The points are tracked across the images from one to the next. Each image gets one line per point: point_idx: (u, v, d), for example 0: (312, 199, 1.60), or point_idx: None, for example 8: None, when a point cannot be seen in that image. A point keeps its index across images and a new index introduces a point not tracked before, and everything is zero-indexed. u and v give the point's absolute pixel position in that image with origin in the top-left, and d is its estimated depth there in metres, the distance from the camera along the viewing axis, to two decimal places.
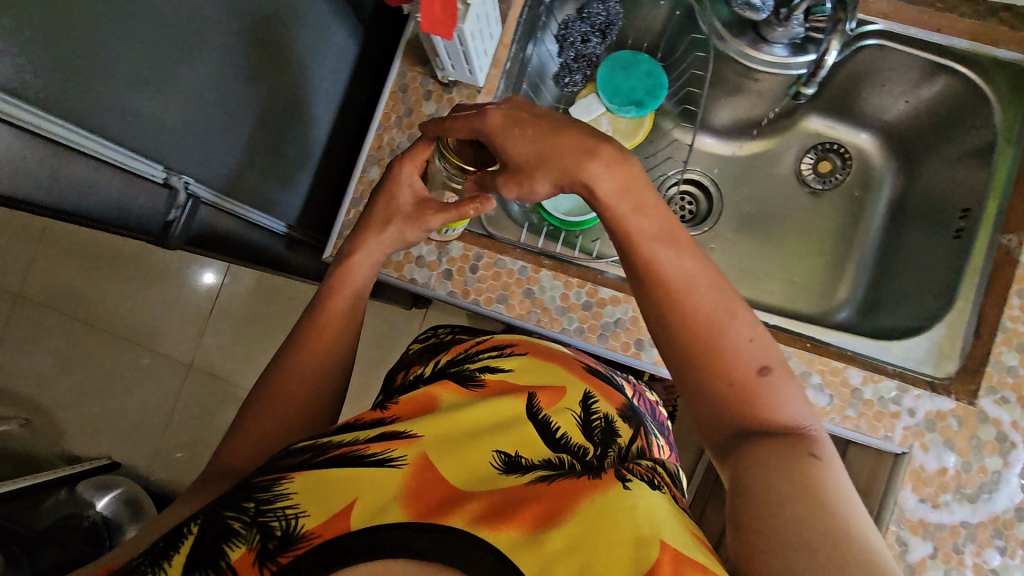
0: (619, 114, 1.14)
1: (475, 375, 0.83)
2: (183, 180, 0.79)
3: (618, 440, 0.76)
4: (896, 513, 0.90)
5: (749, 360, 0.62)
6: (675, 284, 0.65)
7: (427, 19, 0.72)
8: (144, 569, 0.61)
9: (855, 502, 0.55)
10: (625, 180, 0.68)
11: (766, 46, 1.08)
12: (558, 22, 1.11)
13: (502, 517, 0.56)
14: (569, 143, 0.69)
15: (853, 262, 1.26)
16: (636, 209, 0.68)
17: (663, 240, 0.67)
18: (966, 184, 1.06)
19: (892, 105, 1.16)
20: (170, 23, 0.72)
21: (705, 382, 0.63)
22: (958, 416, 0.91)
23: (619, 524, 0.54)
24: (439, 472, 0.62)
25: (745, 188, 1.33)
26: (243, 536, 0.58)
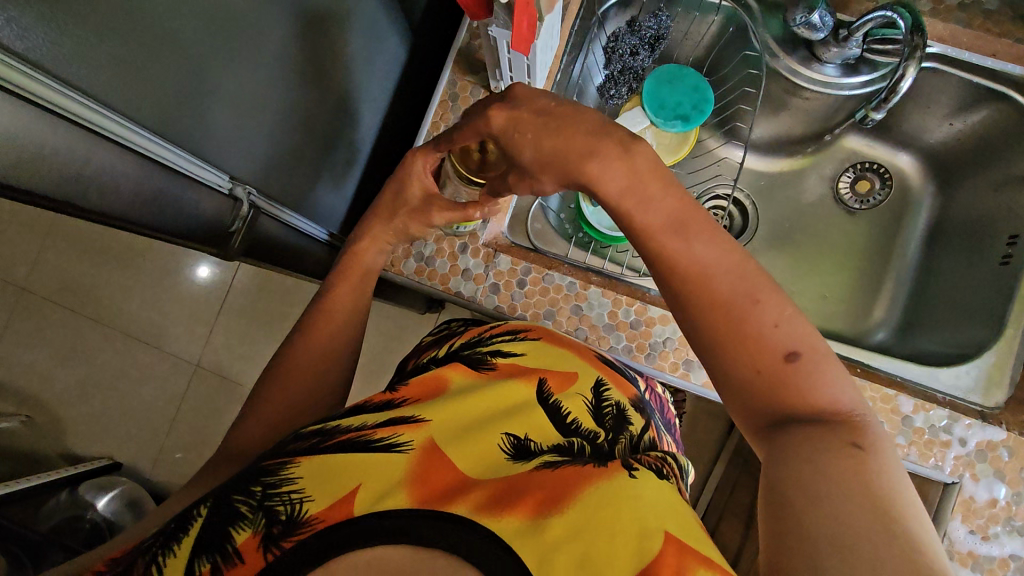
0: (664, 129, 1.11)
1: (487, 358, 0.78)
2: (247, 191, 0.80)
3: (630, 428, 0.72)
4: (945, 544, 0.89)
5: (777, 344, 0.55)
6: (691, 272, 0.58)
7: (517, 36, 0.72)
8: (154, 551, 0.55)
9: (907, 498, 0.47)
10: (630, 173, 0.61)
11: (817, 65, 1.05)
12: (608, 34, 1.10)
13: (504, 505, 0.52)
14: (577, 133, 0.63)
15: (890, 281, 1.20)
16: (646, 201, 0.60)
17: (678, 228, 0.59)
18: (1013, 209, 1.03)
19: (936, 128, 1.12)
20: (238, 25, 0.70)
21: (726, 372, 0.57)
22: (1009, 447, 0.90)
23: (623, 513, 0.51)
24: (443, 461, 0.58)
25: (776, 203, 1.27)
26: (248, 519, 0.53)
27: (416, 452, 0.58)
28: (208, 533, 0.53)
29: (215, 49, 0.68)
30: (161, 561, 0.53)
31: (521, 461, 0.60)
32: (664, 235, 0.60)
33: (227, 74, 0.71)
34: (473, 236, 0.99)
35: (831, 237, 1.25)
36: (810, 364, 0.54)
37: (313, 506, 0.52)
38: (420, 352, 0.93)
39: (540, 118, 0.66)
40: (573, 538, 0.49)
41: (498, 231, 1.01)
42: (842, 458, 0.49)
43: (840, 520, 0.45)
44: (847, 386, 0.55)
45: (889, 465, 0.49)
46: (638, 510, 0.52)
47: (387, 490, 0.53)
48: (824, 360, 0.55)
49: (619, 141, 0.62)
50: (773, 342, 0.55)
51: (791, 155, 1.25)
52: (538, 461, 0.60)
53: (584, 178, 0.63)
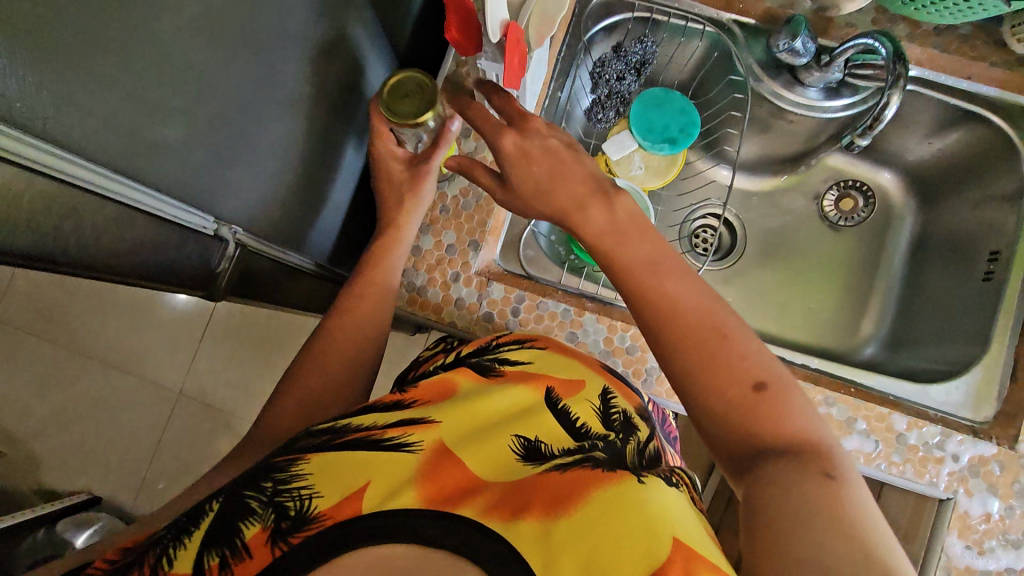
0: (651, 151, 1.13)
1: (494, 366, 0.76)
2: (234, 229, 0.80)
3: (638, 433, 0.71)
4: (942, 560, 0.89)
5: (745, 372, 0.54)
6: (664, 307, 0.57)
7: (507, 71, 0.72)
8: (164, 543, 0.52)
9: (881, 530, 0.46)
10: (614, 220, 0.63)
11: (799, 88, 1.07)
12: (594, 59, 1.10)
13: (516, 510, 0.51)
14: (574, 179, 0.66)
15: (877, 295, 1.23)
16: (624, 242, 0.61)
17: (653, 266, 0.60)
18: (993, 225, 1.06)
19: (916, 147, 1.15)
20: (224, 64, 0.68)
21: (695, 402, 0.55)
22: (1001, 461, 0.91)
23: (631, 517, 0.49)
24: (447, 463, 0.56)
25: (764, 220, 1.29)
26: (257, 515, 0.51)
27: (428, 452, 0.57)
28: (215, 530, 0.51)
29: (202, 86, 0.65)
30: (170, 553, 0.51)
31: (532, 464, 0.58)
32: (635, 274, 0.60)
33: (216, 110, 0.69)
34: (464, 266, 0.97)
35: (817, 252, 1.27)
36: (780, 392, 0.53)
37: (320, 502, 0.50)
38: (420, 364, 0.90)
39: (547, 154, 0.67)
40: (584, 539, 0.48)
41: (490, 259, 1.00)
42: (816, 489, 0.47)
43: (829, 548, 0.43)
44: (815, 416, 0.54)
45: (867, 497, 0.48)
46: (649, 511, 0.50)
47: (392, 488, 0.52)
48: (787, 391, 0.54)
49: (604, 192, 0.64)
50: (744, 369, 0.54)
51: (779, 174, 1.27)
52: (545, 463, 0.59)
53: (567, 225, 0.65)
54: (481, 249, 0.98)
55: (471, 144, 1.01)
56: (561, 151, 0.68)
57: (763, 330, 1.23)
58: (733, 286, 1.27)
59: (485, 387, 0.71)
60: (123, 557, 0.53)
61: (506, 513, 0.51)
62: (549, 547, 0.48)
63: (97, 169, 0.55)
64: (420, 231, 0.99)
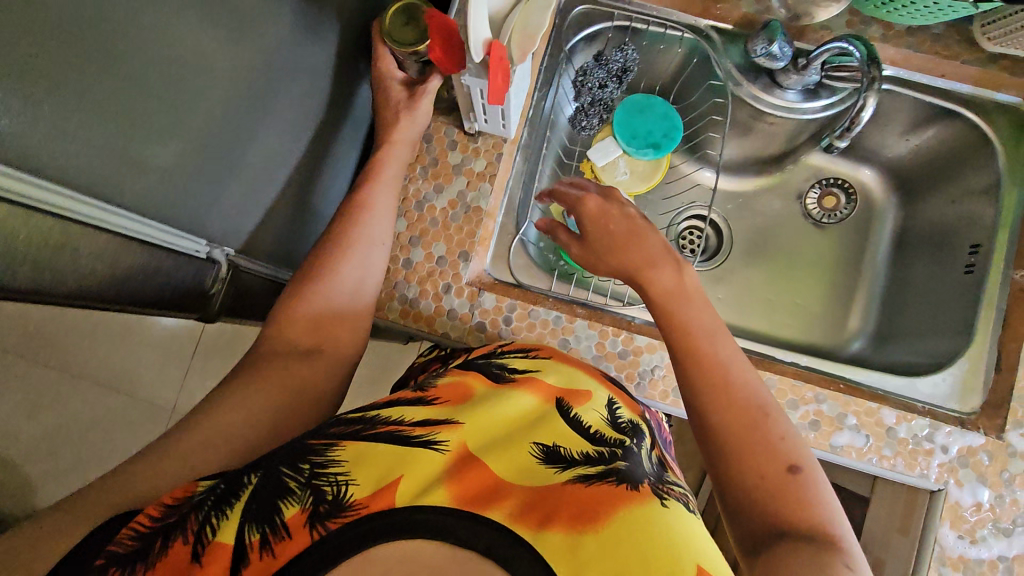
0: (636, 157, 1.14)
1: (505, 374, 0.75)
2: (225, 250, 0.84)
3: (645, 441, 0.71)
4: (936, 551, 0.90)
5: (781, 454, 0.62)
6: (720, 378, 0.68)
7: (490, 88, 0.74)
8: (204, 511, 0.51)
9: None
10: (678, 285, 0.77)
11: (778, 90, 1.09)
12: (576, 68, 1.12)
13: (546, 519, 0.52)
14: (644, 242, 0.81)
15: (862, 291, 1.25)
16: (689, 307, 0.75)
17: (714, 338, 0.72)
18: (972, 219, 1.08)
19: (895, 143, 1.18)
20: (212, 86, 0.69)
21: (732, 473, 0.62)
22: (988, 451, 0.93)
23: (654, 536, 0.51)
24: (471, 467, 0.56)
25: (750, 220, 1.30)
26: (298, 497, 0.50)
27: (455, 455, 0.57)
28: (255, 506, 0.50)
29: (190, 108, 0.66)
30: (211, 523, 0.50)
31: (556, 469, 0.59)
32: (700, 340, 0.72)
33: (201, 131, 0.70)
34: (455, 277, 0.98)
35: (802, 249, 1.28)
36: (810, 482, 0.61)
37: (356, 492, 0.50)
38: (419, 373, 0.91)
39: (627, 222, 0.83)
40: (609, 555, 0.48)
41: (481, 269, 1.01)
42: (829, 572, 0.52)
43: None
44: (838, 519, 0.60)
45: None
46: (670, 536, 0.51)
47: (425, 491, 0.52)
48: (818, 486, 0.61)
49: (676, 260, 0.79)
50: (781, 452, 0.62)
51: (762, 174, 1.29)
52: (566, 469, 0.59)
53: (637, 279, 0.79)
54: (472, 260, 0.98)
55: (458, 155, 1.02)
56: (635, 222, 0.83)
57: (753, 328, 1.24)
58: (722, 286, 1.28)
59: (499, 389, 0.71)
60: (160, 520, 0.52)
61: (536, 524, 0.51)
62: (576, 562, 0.48)
63: (62, 192, 0.56)
64: (410, 243, 0.99)
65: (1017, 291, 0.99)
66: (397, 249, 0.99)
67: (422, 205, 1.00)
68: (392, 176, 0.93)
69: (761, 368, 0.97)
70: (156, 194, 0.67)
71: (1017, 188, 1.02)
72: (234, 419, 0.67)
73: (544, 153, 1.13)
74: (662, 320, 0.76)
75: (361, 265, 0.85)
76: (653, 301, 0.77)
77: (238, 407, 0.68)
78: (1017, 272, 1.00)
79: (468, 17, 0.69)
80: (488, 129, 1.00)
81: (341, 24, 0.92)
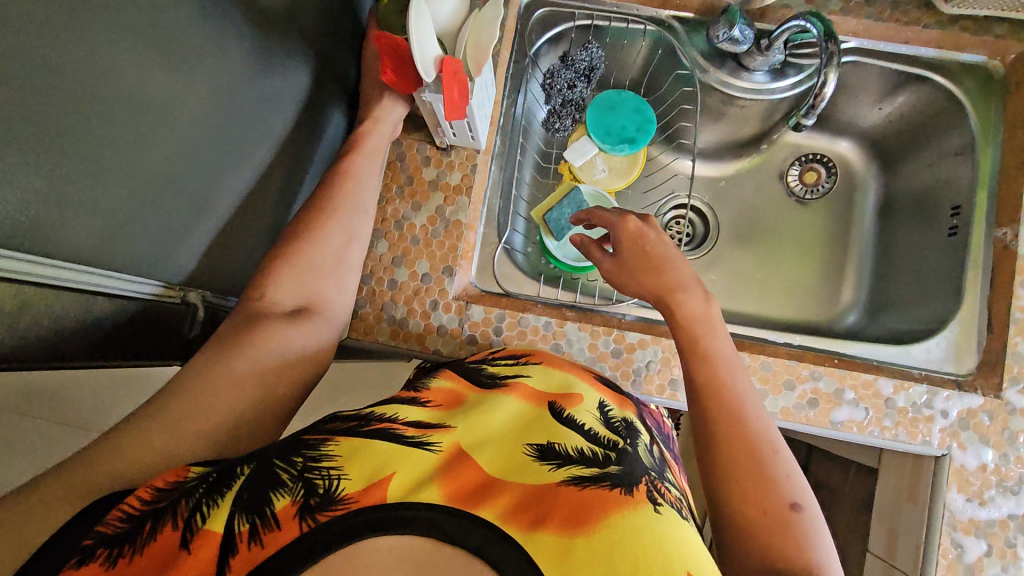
0: (613, 153, 1.15)
1: (497, 381, 0.75)
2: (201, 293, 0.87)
3: (641, 440, 0.72)
4: (946, 516, 0.91)
5: (782, 492, 0.62)
6: (733, 406, 0.69)
7: (448, 103, 0.77)
8: (196, 500, 0.52)
9: None
10: (707, 312, 0.78)
11: (746, 73, 1.08)
12: (543, 71, 1.12)
13: (537, 519, 0.51)
14: (679, 268, 0.82)
15: (852, 263, 1.25)
16: (710, 335, 0.77)
17: (733, 369, 0.74)
18: (951, 181, 1.08)
19: (868, 113, 1.18)
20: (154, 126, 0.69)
21: (731, 507, 0.63)
22: (989, 411, 0.93)
23: (646, 544, 0.50)
24: (464, 469, 0.56)
25: (734, 204, 1.30)
26: (287, 487, 0.51)
27: (451, 458, 0.57)
28: (245, 494, 0.51)
29: (127, 150, 0.66)
30: (202, 511, 0.50)
31: (553, 466, 0.58)
32: (717, 368, 0.73)
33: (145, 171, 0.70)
34: (441, 292, 0.98)
35: (788, 227, 1.28)
36: (807, 525, 0.61)
37: (347, 485, 0.51)
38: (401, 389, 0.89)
39: (663, 247, 0.84)
40: (600, 558, 0.48)
41: (466, 282, 1.01)
42: None
43: None
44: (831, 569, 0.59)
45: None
46: (663, 544, 0.51)
47: (418, 490, 0.51)
48: (816, 532, 0.61)
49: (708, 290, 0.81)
50: (783, 490, 0.63)
51: (740, 156, 1.29)
52: (562, 468, 0.58)
53: (668, 300, 0.80)
54: (456, 274, 0.99)
55: (433, 170, 1.02)
56: (669, 249, 0.84)
57: (747, 312, 1.24)
58: (712, 273, 1.28)
59: (494, 395, 0.70)
60: (153, 505, 0.52)
61: (531, 526, 0.51)
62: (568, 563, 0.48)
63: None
64: (394, 263, 0.99)
65: (1001, 250, 0.99)
66: (381, 269, 0.99)
67: (401, 224, 1.00)
68: (365, 167, 0.91)
69: (756, 353, 0.98)
70: (111, 233, 0.69)
71: (991, 146, 1.02)
72: (216, 402, 0.65)
73: (521, 159, 1.13)
74: (685, 342, 0.77)
75: (342, 240, 0.85)
76: (679, 324, 0.79)
77: (222, 375, 0.67)
78: (1001, 231, 0.99)
79: (414, 36, 0.69)
80: (459, 141, 1.00)
81: (302, 52, 0.94)
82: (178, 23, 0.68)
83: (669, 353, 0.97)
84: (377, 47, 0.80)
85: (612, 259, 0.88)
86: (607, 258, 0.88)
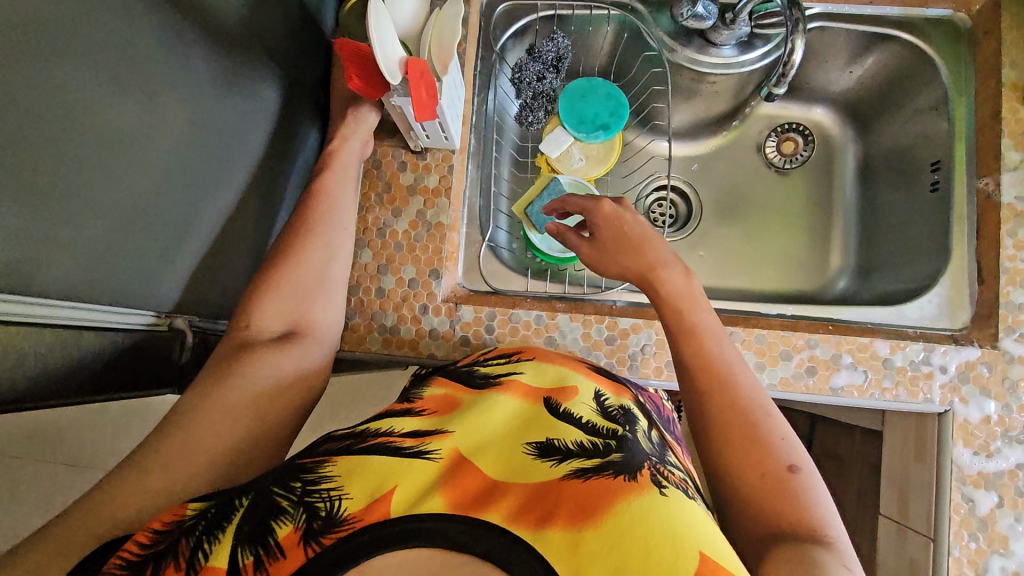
0: (588, 141, 1.14)
1: (490, 380, 0.75)
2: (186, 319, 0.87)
3: (638, 426, 0.71)
4: (955, 471, 0.91)
5: (779, 453, 0.62)
6: (723, 376, 0.69)
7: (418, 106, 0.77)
8: (195, 537, 0.50)
9: None
10: (688, 288, 0.79)
11: (713, 49, 1.08)
12: (511, 66, 1.11)
13: (543, 518, 0.51)
14: (656, 246, 0.82)
15: (838, 229, 1.24)
16: (695, 309, 0.77)
17: (720, 340, 0.74)
18: (927, 137, 1.07)
19: (839, 78, 1.18)
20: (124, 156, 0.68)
21: (732, 477, 0.63)
22: (987, 363, 0.92)
23: (658, 529, 0.50)
24: (465, 474, 0.56)
25: (715, 180, 1.30)
26: (289, 515, 0.50)
27: (451, 464, 0.57)
28: (245, 526, 0.49)
29: (97, 181, 0.65)
30: (203, 548, 0.49)
31: (554, 462, 0.58)
32: (703, 341, 0.73)
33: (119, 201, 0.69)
34: (430, 296, 0.97)
35: (771, 198, 1.28)
36: (807, 484, 0.61)
37: (349, 505, 0.50)
38: None
39: (639, 227, 0.84)
40: (609, 550, 0.48)
41: (454, 283, 1.01)
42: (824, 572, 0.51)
43: None
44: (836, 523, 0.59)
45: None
46: (677, 528, 0.50)
47: (421, 501, 0.51)
48: (817, 489, 0.60)
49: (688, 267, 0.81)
50: (780, 452, 0.62)
51: (717, 133, 1.28)
52: (563, 462, 0.58)
53: (648, 280, 0.80)
54: (443, 276, 0.98)
55: (410, 175, 1.01)
56: (645, 229, 0.84)
57: (739, 287, 1.23)
58: (700, 252, 1.27)
59: (487, 395, 0.70)
60: (151, 547, 0.50)
61: (538, 526, 0.50)
62: (578, 559, 0.47)
63: None
64: (379, 271, 0.98)
65: (984, 201, 0.98)
66: (367, 279, 0.98)
67: (384, 232, 0.99)
68: (339, 184, 0.90)
69: (750, 327, 0.97)
70: (88, 268, 0.68)
71: (964, 98, 1.02)
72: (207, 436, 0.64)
73: (497, 155, 1.12)
74: (671, 319, 0.77)
75: (323, 256, 0.84)
76: (661, 301, 0.79)
77: (213, 407, 0.66)
78: (983, 181, 0.99)
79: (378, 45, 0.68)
80: (434, 143, 0.99)
81: (268, 68, 0.93)
82: (137, 48, 0.67)
83: (663, 335, 0.96)
84: (341, 54, 0.79)
85: (590, 245, 0.87)
86: (585, 244, 0.88)
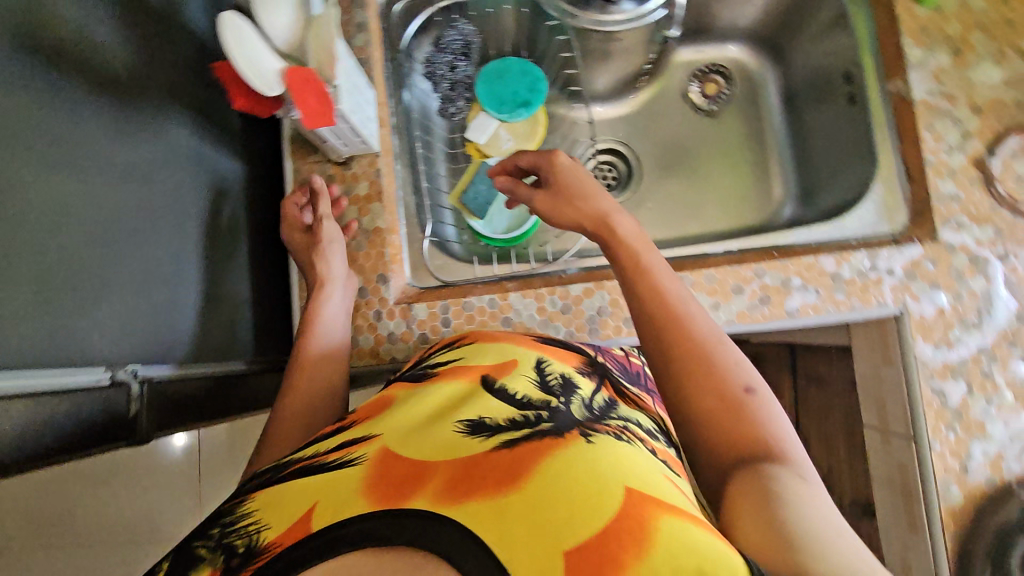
0: (513, 121, 1.15)
1: (427, 372, 0.76)
2: (130, 369, 0.77)
3: (578, 391, 0.72)
4: (919, 366, 0.91)
5: (736, 378, 0.63)
6: (677, 310, 0.68)
7: (308, 113, 0.80)
8: None
9: (839, 521, 0.49)
10: (637, 232, 0.79)
11: (613, 6, 1.06)
12: (421, 62, 1.14)
13: (466, 492, 0.51)
14: (605, 195, 0.83)
15: (774, 158, 1.27)
16: (648, 249, 0.76)
17: (671, 275, 0.73)
18: (837, 52, 1.10)
19: (743, 13, 1.21)
20: (48, 212, 0.67)
21: (692, 406, 0.62)
22: (930, 257, 0.93)
23: (577, 481, 0.51)
24: (394, 465, 0.56)
25: (648, 136, 1.31)
26: (205, 561, 0.48)
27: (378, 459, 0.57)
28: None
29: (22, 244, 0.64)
30: None
31: (482, 437, 0.59)
32: (656, 276, 0.72)
33: (54, 260, 0.68)
34: (382, 301, 0.98)
35: (704, 143, 1.29)
36: (763, 405, 0.61)
37: (268, 533, 0.50)
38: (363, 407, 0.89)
39: (587, 179, 0.86)
40: (534, 510, 0.49)
41: (403, 283, 1.01)
42: (790, 485, 0.52)
43: (794, 520, 0.48)
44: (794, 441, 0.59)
45: (832, 500, 0.53)
46: (598, 476, 0.52)
47: (347, 504, 0.51)
48: (774, 409, 0.62)
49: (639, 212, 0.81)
50: (736, 376, 0.63)
51: (641, 89, 1.31)
52: (493, 437, 0.59)
53: (598, 224, 0.80)
54: (390, 279, 0.99)
55: (340, 187, 1.01)
56: (592, 181, 0.85)
57: (692, 235, 1.25)
58: (647, 208, 1.28)
59: (425, 387, 0.71)
60: None
61: (463, 499, 0.50)
62: (504, 522, 0.48)
63: None
64: None
65: (899, 102, 1.00)
66: None
67: None
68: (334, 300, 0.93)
69: (697, 268, 0.98)
70: (43, 346, 0.66)
71: (860, 6, 1.04)
72: None
73: (424, 151, 1.13)
74: (623, 259, 0.76)
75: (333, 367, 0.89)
76: (613, 242, 0.78)
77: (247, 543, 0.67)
78: (891, 84, 1.01)
79: (243, 66, 0.73)
80: (356, 149, 0.99)
81: (178, 108, 0.92)
82: (34, 106, 0.67)
83: (615, 294, 0.97)
84: (224, 78, 0.79)
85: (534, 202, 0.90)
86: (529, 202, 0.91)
